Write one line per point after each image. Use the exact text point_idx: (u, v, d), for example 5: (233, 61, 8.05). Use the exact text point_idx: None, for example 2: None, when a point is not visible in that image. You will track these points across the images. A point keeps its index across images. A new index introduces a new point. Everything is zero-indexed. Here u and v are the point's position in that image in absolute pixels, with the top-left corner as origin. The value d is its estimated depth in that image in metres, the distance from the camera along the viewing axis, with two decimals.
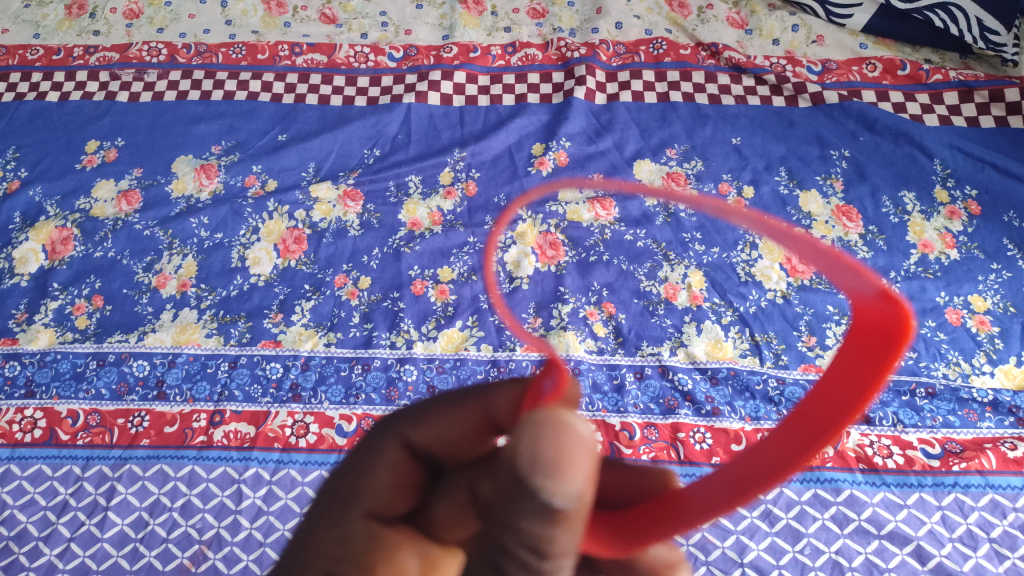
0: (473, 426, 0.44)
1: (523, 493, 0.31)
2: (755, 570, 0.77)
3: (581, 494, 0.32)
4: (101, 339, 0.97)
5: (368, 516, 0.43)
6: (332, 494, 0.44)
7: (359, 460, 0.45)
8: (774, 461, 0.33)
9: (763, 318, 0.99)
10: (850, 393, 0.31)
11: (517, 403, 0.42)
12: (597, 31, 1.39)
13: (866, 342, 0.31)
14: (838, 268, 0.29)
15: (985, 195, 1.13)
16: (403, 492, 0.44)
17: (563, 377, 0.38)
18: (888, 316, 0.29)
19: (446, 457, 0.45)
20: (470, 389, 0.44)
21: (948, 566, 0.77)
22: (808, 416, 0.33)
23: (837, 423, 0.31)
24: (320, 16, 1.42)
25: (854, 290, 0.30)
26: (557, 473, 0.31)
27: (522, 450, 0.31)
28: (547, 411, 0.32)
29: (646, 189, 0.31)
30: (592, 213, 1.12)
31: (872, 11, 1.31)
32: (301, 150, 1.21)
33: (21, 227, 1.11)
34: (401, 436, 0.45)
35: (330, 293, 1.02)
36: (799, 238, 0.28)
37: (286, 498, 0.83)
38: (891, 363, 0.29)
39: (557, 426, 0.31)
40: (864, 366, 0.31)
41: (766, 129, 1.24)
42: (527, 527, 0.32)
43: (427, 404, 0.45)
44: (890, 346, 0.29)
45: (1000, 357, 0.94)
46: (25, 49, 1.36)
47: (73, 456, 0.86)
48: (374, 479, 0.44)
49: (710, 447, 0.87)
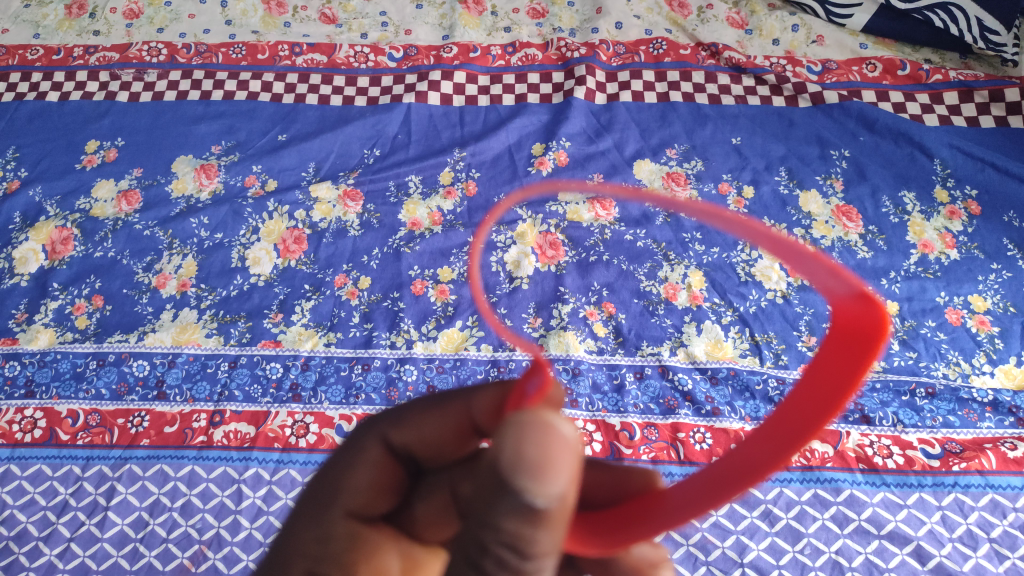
0: (454, 427, 0.43)
1: (504, 493, 0.31)
2: (755, 570, 0.77)
3: (564, 495, 0.32)
4: (101, 339, 0.97)
5: (348, 515, 0.43)
6: (312, 494, 0.44)
7: (339, 460, 0.45)
8: (752, 460, 0.33)
9: (763, 318, 0.99)
10: (828, 392, 0.31)
11: (496, 405, 0.41)
12: (597, 31, 1.39)
13: (844, 341, 0.31)
14: (817, 268, 0.29)
15: (985, 195, 1.13)
16: (383, 493, 0.44)
17: (548, 377, 0.37)
18: (865, 317, 0.29)
19: (427, 457, 0.45)
20: (452, 391, 0.44)
21: (948, 566, 0.77)
22: (787, 416, 0.33)
23: (814, 423, 0.31)
24: (320, 16, 1.42)
25: (832, 290, 0.30)
26: (540, 473, 0.31)
27: (504, 450, 0.31)
28: (531, 413, 0.32)
29: (636, 195, 0.32)
30: (592, 213, 1.12)
31: (872, 11, 1.31)
32: (301, 150, 1.21)
33: (21, 228, 1.11)
34: (381, 436, 0.44)
35: (330, 293, 1.02)
36: (782, 241, 0.28)
37: (286, 498, 0.83)
38: (868, 364, 0.29)
39: (540, 427, 0.31)
40: (842, 365, 0.31)
41: (766, 129, 1.24)
42: (508, 526, 0.32)
43: (407, 406, 0.45)
44: (866, 346, 0.29)
45: (1000, 357, 0.94)
46: (25, 49, 1.36)
47: (73, 456, 0.86)
48: (354, 479, 0.43)
49: (710, 447, 0.87)
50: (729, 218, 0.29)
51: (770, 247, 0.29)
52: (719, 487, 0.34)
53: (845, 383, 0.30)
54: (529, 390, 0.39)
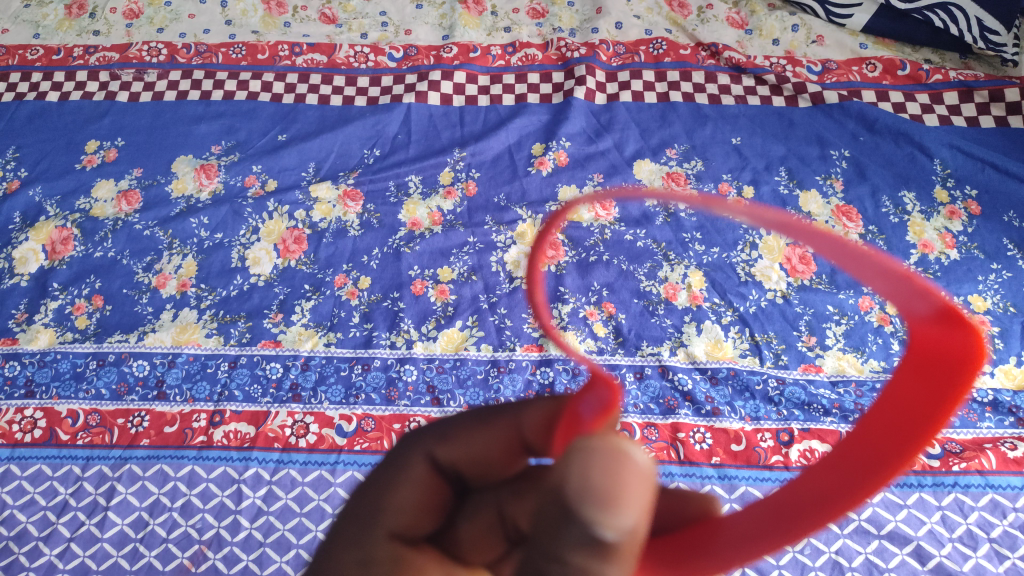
0: (501, 445, 0.41)
1: (570, 521, 0.29)
2: (755, 570, 0.77)
3: (634, 528, 0.29)
4: (101, 339, 0.97)
5: (391, 536, 0.40)
6: (353, 513, 0.41)
7: (382, 477, 0.42)
8: (828, 489, 0.32)
9: (763, 318, 0.99)
10: (914, 419, 0.31)
11: (548, 421, 0.39)
12: (597, 31, 1.39)
13: (921, 365, 0.31)
14: (899, 288, 0.29)
15: (984, 195, 1.13)
16: (428, 512, 0.41)
17: (614, 399, 0.35)
18: (955, 343, 0.30)
19: (473, 475, 0.42)
20: (499, 406, 0.41)
21: (948, 566, 0.77)
22: (859, 445, 0.32)
23: (902, 455, 0.31)
24: (320, 16, 1.42)
25: (910, 311, 0.31)
26: (610, 504, 0.29)
27: (570, 478, 0.29)
28: (602, 438, 0.30)
29: (676, 195, 0.28)
30: (592, 213, 1.12)
31: (872, 11, 1.31)
32: (301, 150, 1.21)
33: (21, 228, 1.11)
34: (425, 452, 0.41)
35: (330, 293, 1.02)
36: (869, 256, 0.28)
37: (286, 498, 0.83)
38: (962, 394, 0.29)
39: (610, 453, 0.29)
40: (923, 395, 0.31)
41: (766, 128, 1.24)
42: (575, 558, 0.30)
43: (453, 420, 0.42)
44: (957, 373, 0.30)
45: (1000, 357, 0.94)
46: (25, 49, 1.36)
47: (73, 456, 0.86)
48: (397, 498, 0.41)
49: (709, 448, 0.87)
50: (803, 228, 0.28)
51: (848, 261, 0.28)
52: (794, 517, 0.33)
53: (933, 413, 0.30)
54: (585, 413, 0.37)
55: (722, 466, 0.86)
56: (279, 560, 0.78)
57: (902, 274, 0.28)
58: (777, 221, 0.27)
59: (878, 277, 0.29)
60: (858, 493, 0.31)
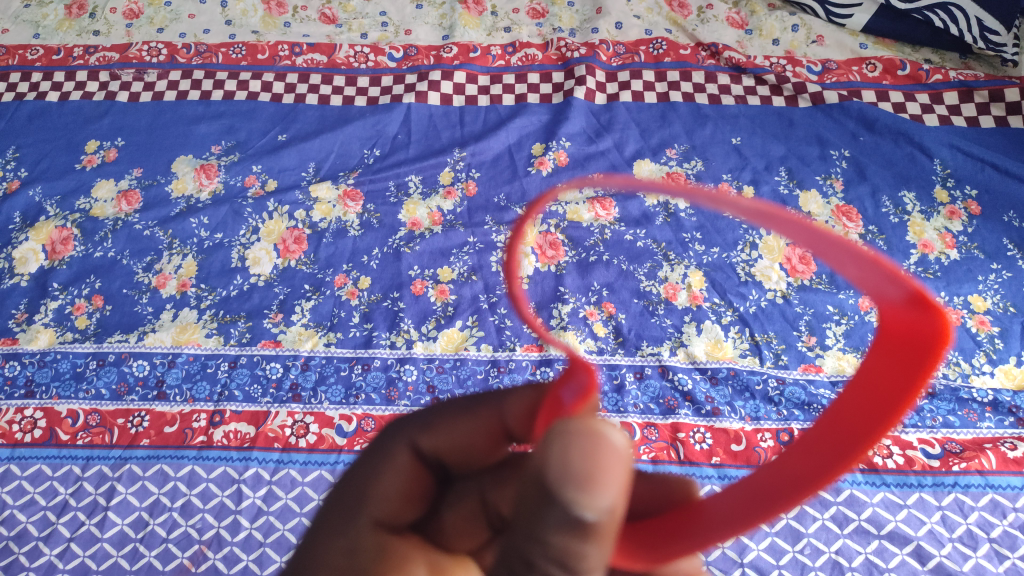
0: (485, 433, 0.41)
1: (551, 504, 0.29)
2: (755, 570, 0.77)
3: (614, 507, 0.30)
4: (101, 339, 0.97)
5: (375, 525, 0.40)
6: (336, 503, 0.41)
7: (365, 466, 0.42)
8: (801, 471, 0.33)
9: (763, 318, 0.99)
10: (883, 401, 0.30)
11: (531, 408, 0.40)
12: (597, 31, 1.39)
13: (891, 347, 0.31)
14: (875, 275, 0.28)
15: (984, 195, 1.13)
16: (411, 501, 0.41)
17: (591, 382, 0.34)
18: (922, 326, 0.28)
19: (457, 464, 0.43)
20: (482, 394, 0.42)
21: (948, 566, 0.77)
22: (831, 428, 0.32)
23: (868, 440, 0.30)
24: (320, 16, 1.42)
25: (881, 297, 0.29)
26: (589, 485, 0.29)
27: (552, 461, 0.29)
28: (580, 421, 0.30)
29: (664, 186, 0.28)
30: (592, 213, 1.12)
31: (872, 11, 1.31)
32: (301, 150, 1.21)
33: (21, 228, 1.11)
34: (408, 441, 0.41)
35: (330, 293, 1.02)
36: (843, 244, 0.27)
37: (286, 498, 0.83)
38: (927, 376, 0.29)
39: (589, 437, 0.29)
40: (894, 380, 0.30)
41: (766, 128, 1.24)
42: (556, 541, 0.30)
43: (435, 409, 0.43)
44: (926, 356, 0.29)
45: (1000, 357, 0.94)
46: (25, 49, 1.36)
47: (73, 456, 0.86)
48: (381, 487, 0.41)
49: (709, 447, 0.87)
50: (782, 217, 0.27)
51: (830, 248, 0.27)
52: (768, 500, 0.33)
53: (901, 395, 0.30)
54: (566, 399, 0.36)
55: (721, 466, 0.86)
56: (279, 560, 0.78)
57: (876, 261, 0.27)
58: (758, 210, 0.27)
59: (852, 263, 0.28)
60: (827, 476, 0.31)
